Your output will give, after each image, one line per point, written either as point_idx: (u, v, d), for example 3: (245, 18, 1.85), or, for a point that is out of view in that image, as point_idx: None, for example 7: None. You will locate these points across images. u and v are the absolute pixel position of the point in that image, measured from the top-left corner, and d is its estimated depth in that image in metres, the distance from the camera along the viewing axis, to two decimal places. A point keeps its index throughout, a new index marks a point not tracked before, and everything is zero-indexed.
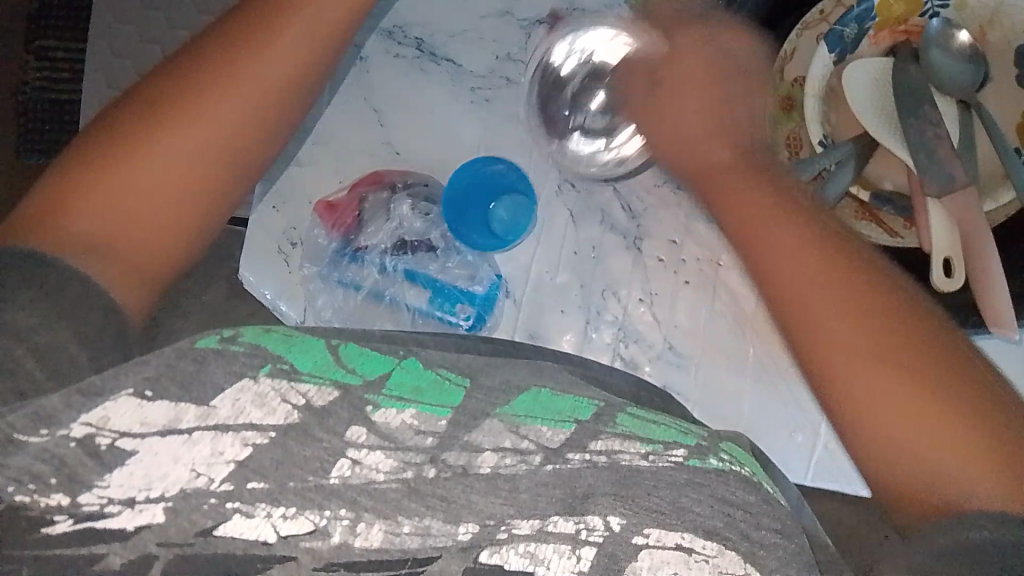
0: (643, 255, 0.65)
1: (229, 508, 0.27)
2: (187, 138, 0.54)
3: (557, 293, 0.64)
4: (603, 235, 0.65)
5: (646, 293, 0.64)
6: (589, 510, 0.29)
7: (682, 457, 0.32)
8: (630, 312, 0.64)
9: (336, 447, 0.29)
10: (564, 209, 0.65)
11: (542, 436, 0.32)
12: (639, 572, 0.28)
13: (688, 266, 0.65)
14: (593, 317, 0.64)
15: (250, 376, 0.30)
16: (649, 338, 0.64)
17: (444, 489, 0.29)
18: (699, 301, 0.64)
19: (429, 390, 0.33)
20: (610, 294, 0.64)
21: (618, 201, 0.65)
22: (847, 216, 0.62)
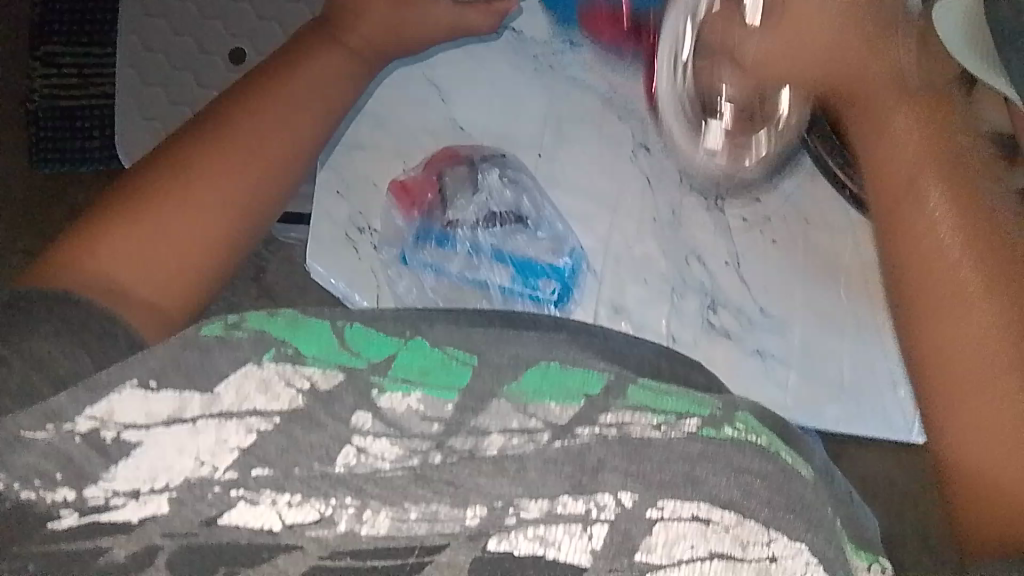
0: (724, 216, 0.63)
1: (234, 496, 0.26)
2: (216, 161, 0.48)
3: (640, 264, 0.62)
4: (682, 196, 0.63)
5: (734, 257, 0.62)
6: (599, 488, 0.29)
7: (695, 427, 0.31)
8: (716, 278, 0.62)
9: (341, 434, 0.28)
10: (640, 175, 0.63)
11: (550, 413, 0.31)
12: (654, 548, 0.28)
13: (774, 223, 0.62)
14: (678, 287, 0.61)
15: (253, 362, 0.29)
16: (739, 299, 0.61)
17: (452, 474, 0.28)
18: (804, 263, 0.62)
19: (435, 371, 0.32)
20: (698, 261, 0.62)
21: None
22: None
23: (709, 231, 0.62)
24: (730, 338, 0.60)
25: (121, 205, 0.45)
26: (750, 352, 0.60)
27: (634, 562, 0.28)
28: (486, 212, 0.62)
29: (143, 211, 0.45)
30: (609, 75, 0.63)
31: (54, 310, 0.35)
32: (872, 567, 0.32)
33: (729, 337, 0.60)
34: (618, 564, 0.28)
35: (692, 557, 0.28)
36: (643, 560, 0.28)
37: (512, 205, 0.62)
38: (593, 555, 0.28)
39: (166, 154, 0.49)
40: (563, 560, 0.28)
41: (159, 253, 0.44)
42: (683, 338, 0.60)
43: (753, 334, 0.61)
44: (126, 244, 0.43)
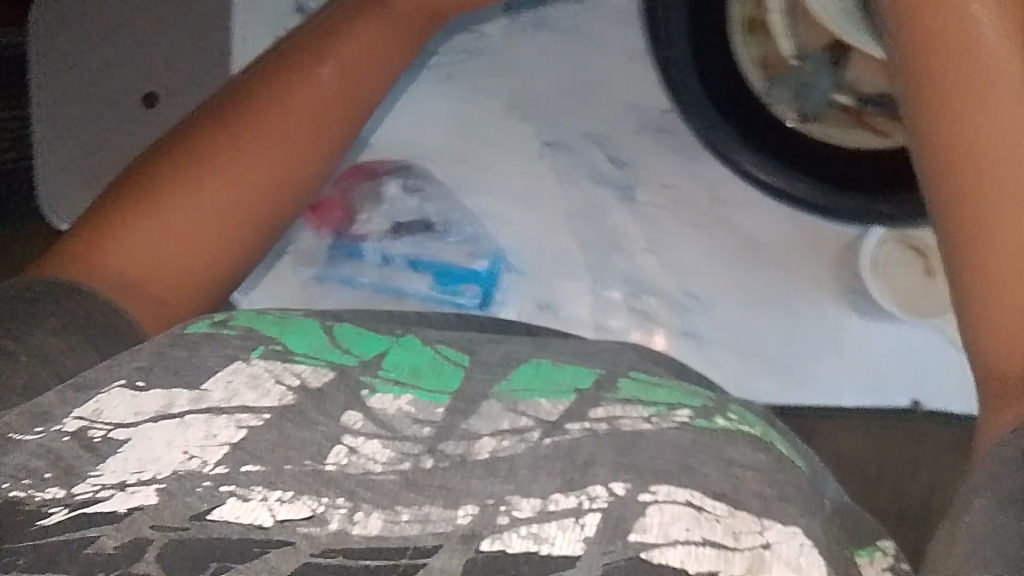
0: (639, 205, 0.64)
1: (224, 492, 0.26)
2: (239, 139, 0.45)
3: (562, 258, 0.65)
4: (597, 191, 0.65)
5: (651, 245, 0.64)
6: (590, 481, 0.28)
7: (688, 417, 0.31)
8: (636, 263, 0.64)
9: (332, 432, 0.28)
10: (550, 171, 0.65)
11: (540, 410, 0.31)
12: (648, 529, 0.28)
13: (683, 205, 0.64)
14: (598, 280, 0.65)
15: (242, 358, 0.29)
16: (662, 284, 0.64)
17: (443, 479, 0.28)
18: (728, 244, 0.63)
19: (425, 372, 0.32)
20: (614, 252, 0.64)
21: (604, 154, 0.64)
22: (830, 124, 0.61)
23: (621, 219, 0.64)
24: (659, 323, 0.64)
25: (137, 185, 0.43)
26: (678, 337, 0.63)
27: (629, 543, 0.27)
28: (392, 224, 0.67)
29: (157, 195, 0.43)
30: (523, 75, 0.64)
31: (59, 302, 0.35)
32: (874, 561, 0.31)
33: (659, 323, 0.64)
34: (613, 547, 0.27)
35: (687, 539, 0.27)
36: (637, 541, 0.27)
37: (423, 216, 0.66)
38: (587, 543, 0.27)
39: (191, 126, 0.46)
40: (556, 554, 0.27)
41: (170, 240, 0.42)
42: (610, 326, 0.64)
43: (683, 317, 0.64)
44: (138, 233, 0.41)
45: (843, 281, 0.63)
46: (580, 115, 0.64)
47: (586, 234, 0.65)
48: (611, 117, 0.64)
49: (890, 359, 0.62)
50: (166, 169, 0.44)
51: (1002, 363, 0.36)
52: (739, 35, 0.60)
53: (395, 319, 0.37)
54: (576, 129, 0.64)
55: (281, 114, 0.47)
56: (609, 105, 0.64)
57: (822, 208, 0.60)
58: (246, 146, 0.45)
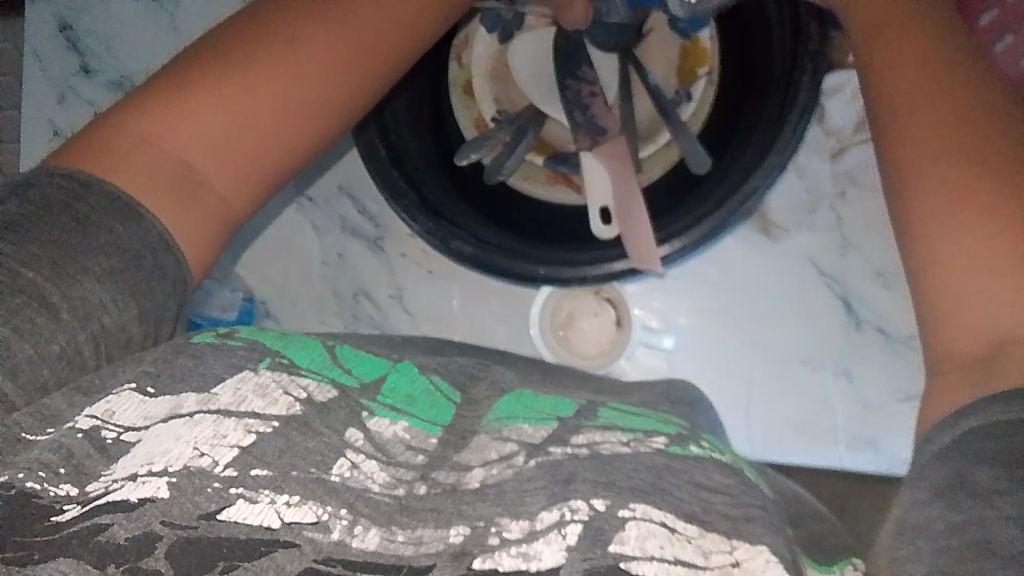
0: (385, 251, 0.72)
1: (233, 493, 0.27)
2: (297, 56, 0.45)
3: (318, 300, 0.73)
4: (346, 240, 0.72)
5: (395, 291, 0.72)
6: (572, 494, 0.30)
7: (663, 444, 0.33)
8: (382, 306, 0.72)
9: (335, 444, 0.30)
10: (309, 223, 0.73)
11: (524, 433, 0.33)
12: (627, 541, 0.30)
13: (427, 257, 0.72)
14: (351, 323, 0.73)
15: (250, 368, 0.30)
16: (394, 318, 0.72)
17: (435, 503, 0.30)
18: (442, 286, 0.72)
19: (420, 401, 0.34)
20: (361, 297, 0.73)
21: (355, 205, 0.72)
22: (539, 183, 0.68)
23: (366, 268, 0.73)
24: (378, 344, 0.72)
25: (186, 78, 0.42)
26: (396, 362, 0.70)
27: (607, 551, 0.29)
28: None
29: (205, 89, 0.41)
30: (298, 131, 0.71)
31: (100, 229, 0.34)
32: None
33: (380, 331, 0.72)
34: (592, 554, 0.29)
35: (660, 557, 0.29)
36: (616, 550, 0.29)
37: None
38: (568, 552, 0.29)
39: (233, 35, 0.45)
40: (543, 568, 0.29)
41: (213, 139, 0.40)
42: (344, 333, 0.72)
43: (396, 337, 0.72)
44: (181, 125, 0.40)
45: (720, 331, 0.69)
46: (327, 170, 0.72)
47: (335, 273, 0.73)
48: (355, 175, 0.72)
49: (832, 400, 0.67)
50: (207, 64, 0.43)
51: (993, 323, 0.37)
52: (456, 98, 0.69)
53: (378, 341, 0.38)
54: (329, 183, 0.72)
55: (294, 39, 0.45)
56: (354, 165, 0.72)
57: (525, 276, 0.65)
58: (259, 55, 0.44)
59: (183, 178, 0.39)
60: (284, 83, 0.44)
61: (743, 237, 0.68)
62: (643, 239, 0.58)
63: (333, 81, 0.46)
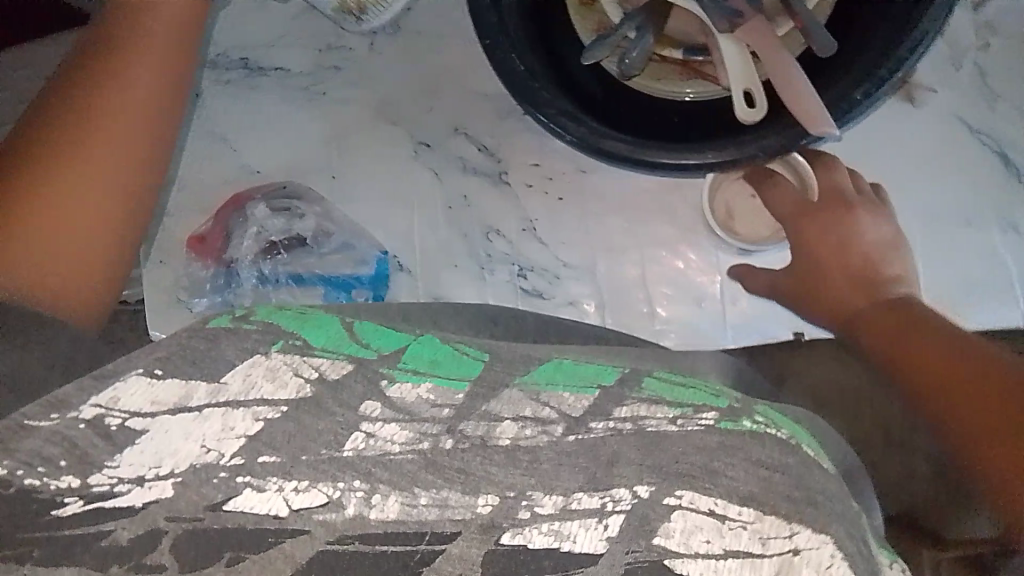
0: (510, 186, 0.67)
1: (240, 482, 0.26)
2: (99, 128, 0.49)
3: (446, 248, 0.66)
4: (467, 180, 0.67)
5: (524, 223, 0.66)
6: (615, 483, 0.28)
7: (713, 420, 0.30)
8: (517, 244, 0.66)
9: (349, 420, 0.28)
10: (423, 168, 0.67)
11: (564, 402, 0.30)
12: (672, 534, 0.28)
13: (556, 180, 0.66)
14: (485, 263, 0.66)
15: (261, 352, 0.28)
16: (543, 261, 0.66)
17: (462, 462, 0.28)
18: (575, 213, 0.66)
19: (445, 362, 0.31)
20: (492, 235, 0.66)
21: (472, 143, 0.67)
22: (670, 76, 0.63)
23: (489, 202, 0.67)
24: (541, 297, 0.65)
25: (14, 196, 0.47)
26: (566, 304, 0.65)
27: (651, 545, 0.28)
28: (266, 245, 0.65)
29: (32, 205, 0.47)
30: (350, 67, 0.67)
31: None
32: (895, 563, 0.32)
33: (542, 296, 0.65)
34: (635, 547, 0.28)
35: (707, 554, 0.27)
36: (661, 544, 0.28)
37: (304, 229, 0.65)
38: (609, 542, 0.28)
39: (47, 115, 0.49)
40: (578, 551, 0.28)
41: (46, 244, 0.48)
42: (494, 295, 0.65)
43: (563, 288, 0.66)
44: (19, 245, 0.47)
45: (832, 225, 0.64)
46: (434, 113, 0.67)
47: (460, 218, 0.66)
48: (466, 108, 0.67)
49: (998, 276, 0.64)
50: (16, 166, 0.47)
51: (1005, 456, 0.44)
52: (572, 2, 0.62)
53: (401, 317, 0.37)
54: (440, 123, 0.67)
55: (88, 110, 0.49)
56: (464, 103, 0.67)
57: (690, 166, 0.53)
58: (60, 146, 0.48)
59: (8, 265, 0.46)
60: (88, 154, 0.49)
61: (891, 104, 0.65)
62: (802, 93, 0.51)
63: (136, 138, 0.51)
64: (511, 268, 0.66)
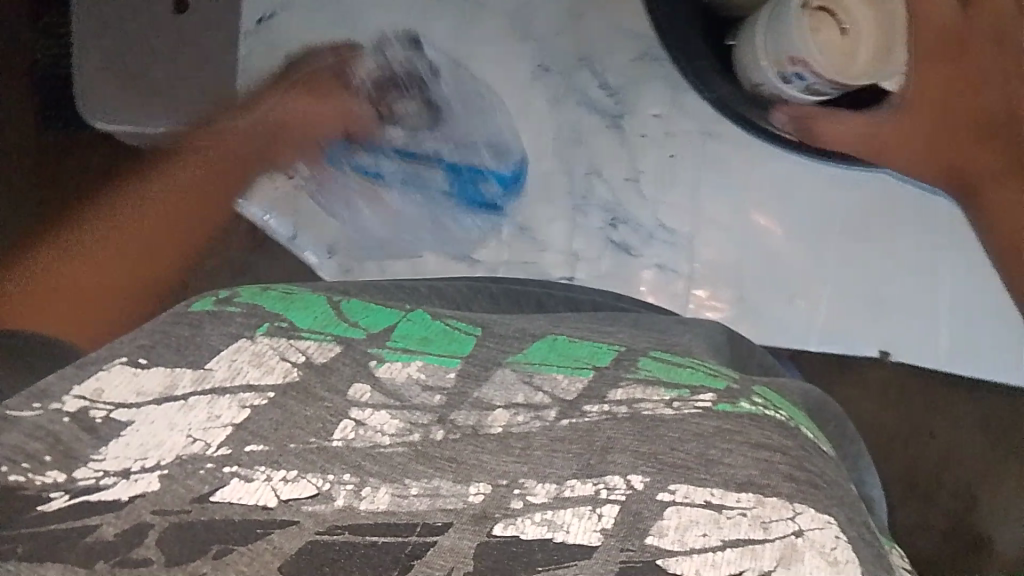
0: (625, 131, 0.69)
1: (227, 473, 0.25)
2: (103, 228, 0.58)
3: (546, 184, 0.69)
4: (582, 117, 0.69)
5: (632, 173, 0.69)
6: (609, 471, 0.27)
7: (711, 402, 0.30)
8: (616, 191, 0.69)
9: (339, 406, 0.28)
10: (539, 96, 0.69)
11: (557, 386, 0.30)
12: (665, 532, 0.26)
13: (676, 140, 0.69)
14: (581, 205, 0.69)
15: (246, 336, 0.29)
16: (641, 218, 0.69)
17: (454, 451, 0.28)
18: (688, 171, 0.69)
19: (435, 340, 0.32)
20: (596, 179, 0.69)
21: (594, 79, 0.69)
22: None
23: (606, 152, 0.69)
24: (630, 251, 0.69)
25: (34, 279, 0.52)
26: (651, 267, 0.69)
27: (645, 544, 0.26)
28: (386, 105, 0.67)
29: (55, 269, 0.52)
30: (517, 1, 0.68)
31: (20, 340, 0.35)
32: (895, 552, 0.32)
33: (631, 252, 0.69)
34: (631, 545, 0.26)
35: (707, 547, 0.26)
36: (656, 542, 0.26)
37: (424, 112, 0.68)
38: (604, 535, 0.26)
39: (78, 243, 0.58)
40: (572, 543, 0.26)
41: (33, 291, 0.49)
42: (585, 252, 0.69)
43: (654, 250, 0.69)
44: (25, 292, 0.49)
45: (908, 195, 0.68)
46: (563, 40, 0.69)
47: (575, 161, 0.69)
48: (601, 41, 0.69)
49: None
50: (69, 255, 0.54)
51: None
52: None
53: (403, 294, 0.37)
54: (565, 51, 0.69)
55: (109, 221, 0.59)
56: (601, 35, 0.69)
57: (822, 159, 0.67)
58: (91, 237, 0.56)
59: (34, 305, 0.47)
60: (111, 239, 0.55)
61: None
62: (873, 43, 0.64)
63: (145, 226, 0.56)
64: (603, 220, 0.69)
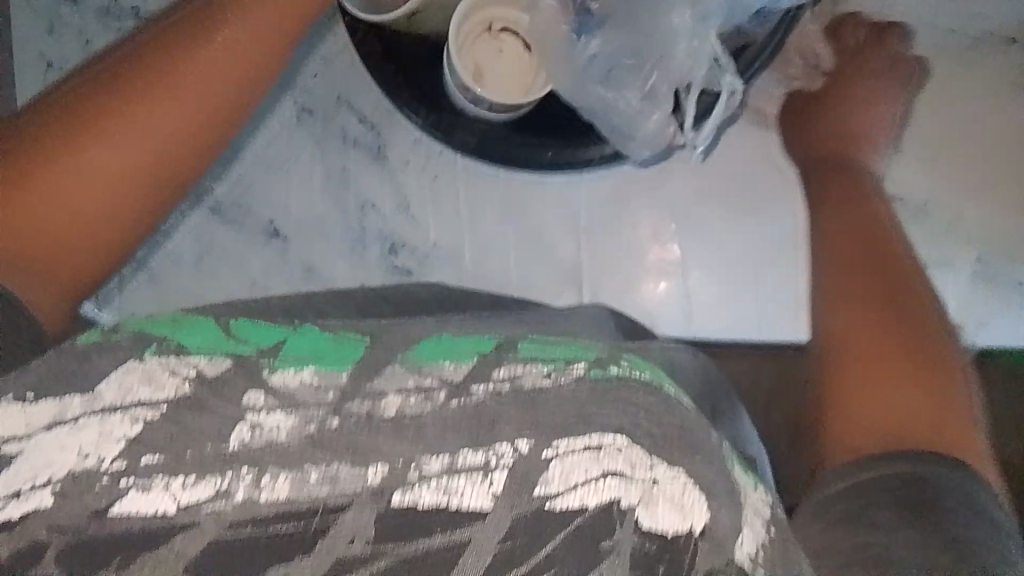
0: (390, 161, 0.70)
1: (123, 486, 0.27)
2: (108, 147, 0.49)
3: (320, 223, 0.70)
4: (349, 158, 0.70)
5: (401, 201, 0.70)
6: (497, 439, 0.29)
7: (582, 370, 0.32)
8: (386, 220, 0.70)
9: (233, 414, 0.29)
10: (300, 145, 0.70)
11: (445, 371, 0.32)
12: (552, 481, 0.28)
13: (431, 157, 0.70)
14: (359, 236, 0.70)
15: (135, 357, 0.31)
16: (414, 236, 0.70)
17: (349, 438, 0.29)
18: (453, 190, 0.70)
19: (326, 350, 0.33)
20: (367, 209, 0.70)
21: (354, 113, 0.70)
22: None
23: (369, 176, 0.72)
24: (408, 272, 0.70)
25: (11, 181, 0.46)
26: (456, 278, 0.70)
27: (534, 497, 0.28)
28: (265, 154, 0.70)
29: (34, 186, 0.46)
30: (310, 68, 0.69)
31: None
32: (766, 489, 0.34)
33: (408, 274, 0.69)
34: (518, 502, 0.28)
35: (588, 480, 0.28)
36: (542, 493, 0.28)
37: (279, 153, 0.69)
38: (496, 498, 0.28)
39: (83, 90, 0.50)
40: (464, 507, 0.28)
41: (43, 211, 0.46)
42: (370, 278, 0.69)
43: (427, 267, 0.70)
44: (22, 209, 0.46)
45: (777, 164, 0.72)
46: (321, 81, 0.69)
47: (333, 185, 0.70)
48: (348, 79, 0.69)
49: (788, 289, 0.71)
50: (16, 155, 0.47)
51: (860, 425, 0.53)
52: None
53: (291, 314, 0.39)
54: (327, 91, 0.70)
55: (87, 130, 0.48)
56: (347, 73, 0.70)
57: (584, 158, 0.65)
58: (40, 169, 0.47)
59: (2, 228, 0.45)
60: (92, 158, 0.48)
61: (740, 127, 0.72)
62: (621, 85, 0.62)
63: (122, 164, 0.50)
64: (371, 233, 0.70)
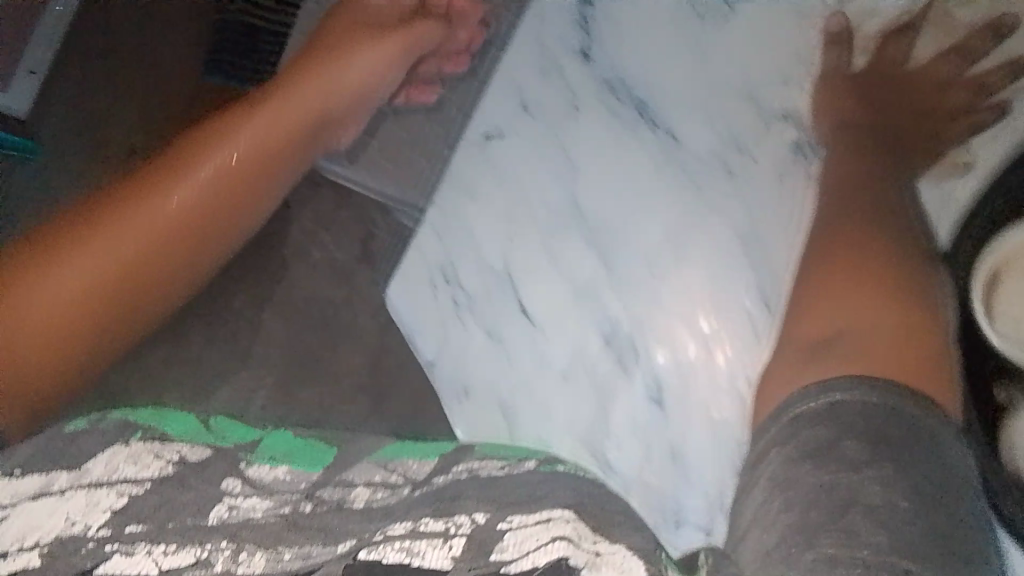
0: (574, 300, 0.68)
1: (107, 550, 0.29)
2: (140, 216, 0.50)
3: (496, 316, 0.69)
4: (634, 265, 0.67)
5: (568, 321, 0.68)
6: (457, 512, 0.32)
7: (534, 463, 0.39)
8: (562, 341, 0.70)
9: (215, 494, 0.33)
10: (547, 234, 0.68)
11: (411, 470, 0.37)
12: (506, 548, 0.29)
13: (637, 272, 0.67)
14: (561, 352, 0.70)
15: (123, 442, 0.35)
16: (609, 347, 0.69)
17: (321, 522, 0.32)
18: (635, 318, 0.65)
19: (299, 452, 0.39)
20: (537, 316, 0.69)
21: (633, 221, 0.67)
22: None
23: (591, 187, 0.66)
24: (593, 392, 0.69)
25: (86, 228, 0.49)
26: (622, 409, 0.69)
27: (488, 561, 0.29)
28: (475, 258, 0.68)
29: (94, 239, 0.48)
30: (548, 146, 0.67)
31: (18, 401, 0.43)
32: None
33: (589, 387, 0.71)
34: (477, 562, 0.28)
35: (539, 545, 0.29)
36: (496, 559, 0.29)
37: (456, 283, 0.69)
38: (454, 560, 0.29)
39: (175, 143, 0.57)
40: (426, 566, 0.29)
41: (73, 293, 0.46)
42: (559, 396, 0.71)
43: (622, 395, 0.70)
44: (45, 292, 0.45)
45: None
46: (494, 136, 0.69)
47: (446, 245, 0.70)
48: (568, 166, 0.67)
49: None
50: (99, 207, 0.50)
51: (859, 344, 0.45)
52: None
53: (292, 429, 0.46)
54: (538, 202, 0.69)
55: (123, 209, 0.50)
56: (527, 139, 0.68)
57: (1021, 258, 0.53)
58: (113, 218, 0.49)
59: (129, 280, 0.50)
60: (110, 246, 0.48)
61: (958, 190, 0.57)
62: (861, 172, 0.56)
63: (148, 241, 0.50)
64: (453, 297, 0.70)
